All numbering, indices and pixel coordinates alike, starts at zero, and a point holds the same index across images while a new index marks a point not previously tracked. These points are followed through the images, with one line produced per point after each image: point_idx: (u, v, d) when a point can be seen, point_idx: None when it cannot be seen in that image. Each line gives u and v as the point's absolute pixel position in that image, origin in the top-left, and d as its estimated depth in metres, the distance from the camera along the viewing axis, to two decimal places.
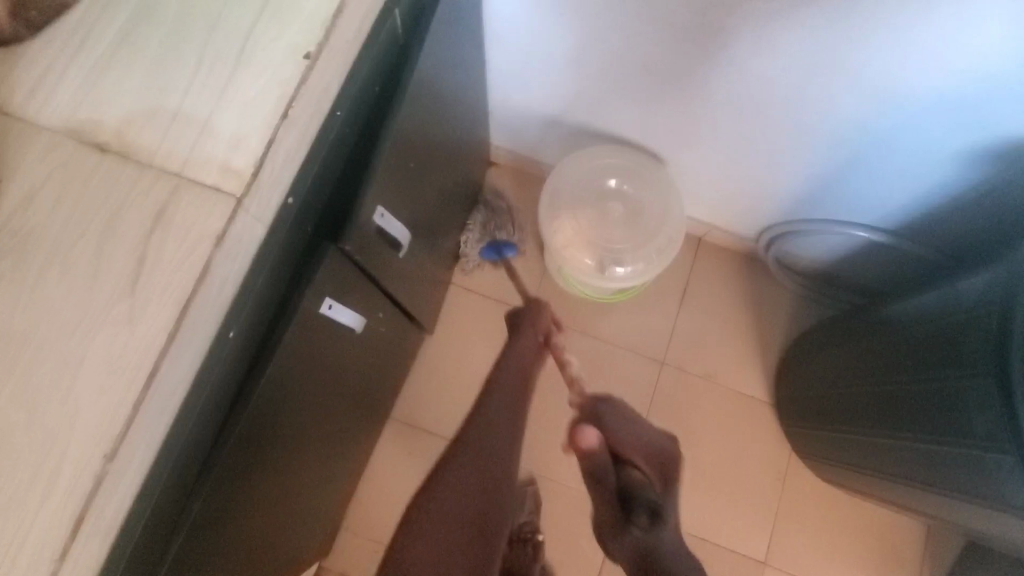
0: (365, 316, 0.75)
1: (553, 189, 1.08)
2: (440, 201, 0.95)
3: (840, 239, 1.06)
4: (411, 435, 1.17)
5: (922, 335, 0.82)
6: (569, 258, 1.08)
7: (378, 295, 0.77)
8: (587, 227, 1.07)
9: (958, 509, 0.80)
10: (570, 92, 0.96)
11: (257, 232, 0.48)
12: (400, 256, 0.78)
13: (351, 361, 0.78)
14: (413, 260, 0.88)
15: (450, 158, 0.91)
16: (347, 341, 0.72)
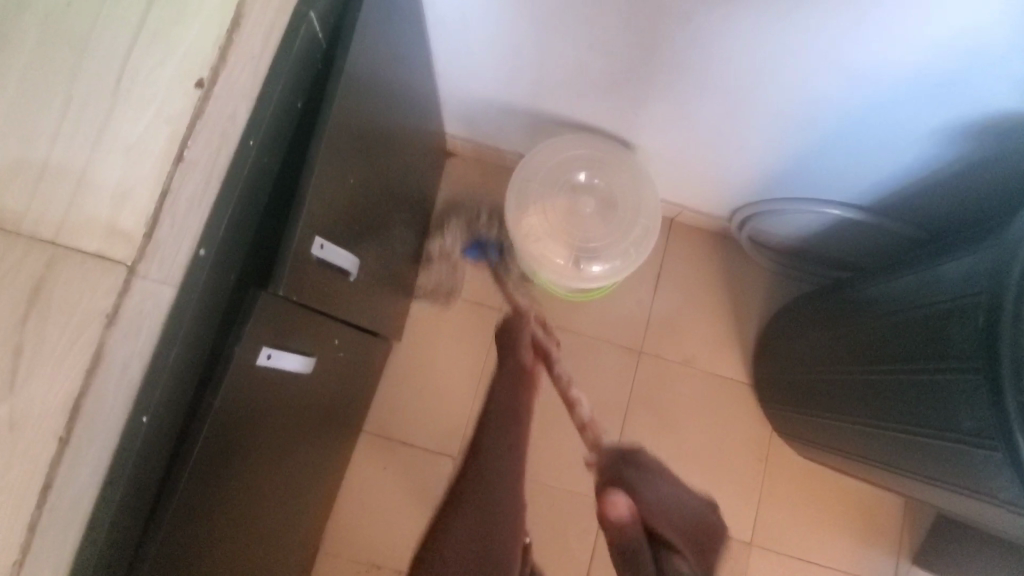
0: (316, 351, 0.68)
1: (521, 183, 0.99)
2: (393, 209, 0.86)
3: (816, 217, 1.02)
4: (386, 448, 1.12)
5: (908, 319, 0.79)
6: (544, 259, 1.00)
7: (331, 325, 0.70)
8: (558, 223, 0.99)
9: (946, 495, 0.78)
10: (524, 78, 0.88)
11: (163, 295, 0.40)
12: (351, 280, 0.70)
13: (308, 399, 0.71)
14: (369, 277, 0.81)
15: (398, 162, 0.83)
16: (297, 382, 0.66)
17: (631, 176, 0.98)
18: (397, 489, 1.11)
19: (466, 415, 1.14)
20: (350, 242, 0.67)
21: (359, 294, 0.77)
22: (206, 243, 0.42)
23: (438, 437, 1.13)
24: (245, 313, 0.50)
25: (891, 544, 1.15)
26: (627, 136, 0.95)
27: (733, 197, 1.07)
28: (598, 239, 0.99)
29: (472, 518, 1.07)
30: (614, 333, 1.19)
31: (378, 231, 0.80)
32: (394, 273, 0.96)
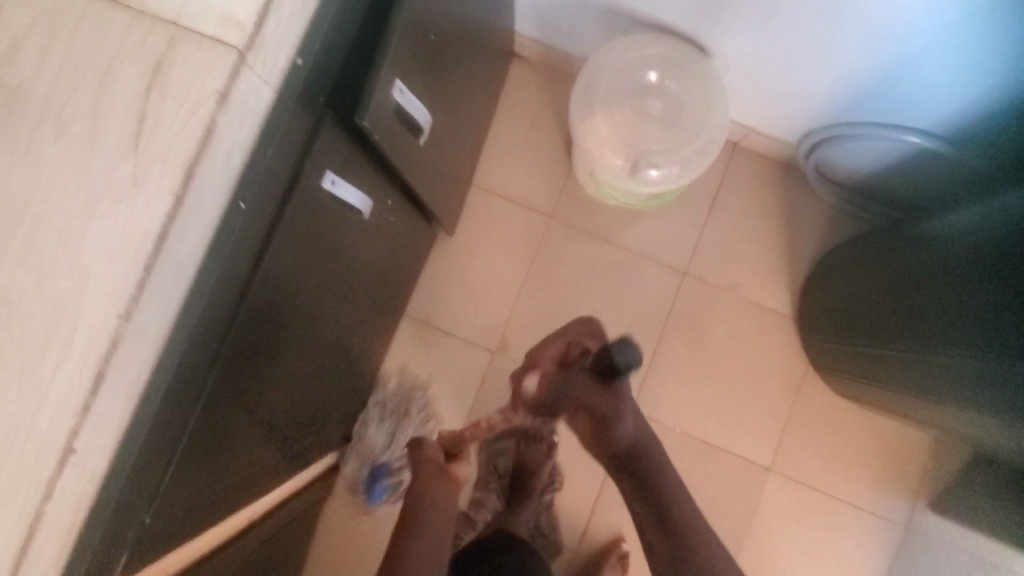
0: (373, 201, 0.73)
1: (588, 84, 1.00)
2: (461, 88, 0.88)
3: (887, 147, 0.98)
4: (428, 335, 1.18)
5: (966, 249, 0.77)
6: (607, 164, 1.01)
7: (384, 181, 0.74)
8: (622, 124, 0.99)
9: (971, 424, 0.78)
10: None
11: (261, 92, 0.45)
12: (419, 142, 0.73)
13: (358, 246, 0.76)
14: (432, 151, 0.83)
15: (472, 41, 0.84)
16: (354, 225, 0.71)
17: (703, 84, 0.95)
18: (435, 373, 1.18)
19: (506, 313, 1.18)
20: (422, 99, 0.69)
21: (422, 160, 0.80)
22: (302, 55, 0.47)
23: (478, 331, 1.18)
24: (315, 131, 0.54)
25: (912, 485, 1.16)
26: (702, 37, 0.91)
27: (804, 120, 1.03)
28: (659, 143, 0.98)
29: None
30: (660, 252, 1.19)
31: (446, 104, 0.82)
32: (452, 160, 0.99)
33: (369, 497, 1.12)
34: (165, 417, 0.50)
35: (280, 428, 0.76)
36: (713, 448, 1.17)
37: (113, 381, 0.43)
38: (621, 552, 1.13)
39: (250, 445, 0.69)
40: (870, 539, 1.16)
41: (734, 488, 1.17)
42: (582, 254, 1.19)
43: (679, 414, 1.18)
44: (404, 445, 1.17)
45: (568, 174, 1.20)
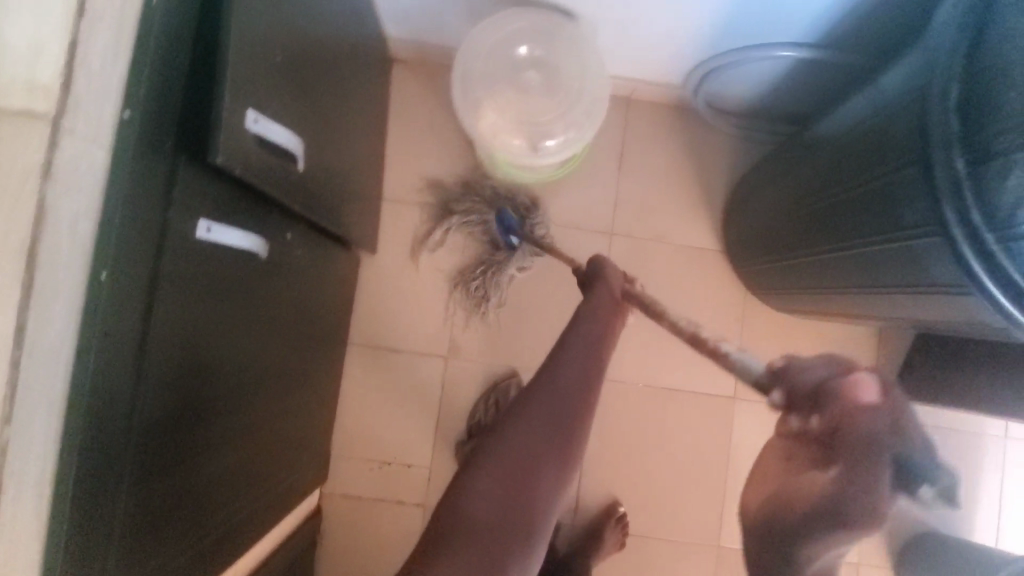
0: (267, 237, 0.71)
1: (465, 66, 0.98)
2: (337, 103, 0.86)
3: (764, 67, 1.02)
4: (378, 356, 1.17)
5: (852, 141, 0.80)
6: (510, 148, 1.01)
7: (275, 215, 0.73)
8: (509, 104, 1.02)
9: (899, 302, 0.81)
10: None
11: (93, 153, 0.43)
12: (296, 168, 0.72)
13: (269, 284, 0.75)
14: (320, 175, 0.82)
15: (336, 55, 0.83)
16: (252, 267, 0.69)
17: (575, 49, 0.97)
18: (394, 391, 1.16)
19: (450, 314, 1.18)
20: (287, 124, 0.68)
21: (310, 184, 0.78)
22: (129, 105, 0.46)
23: (425, 340, 1.18)
24: (171, 182, 0.52)
25: None
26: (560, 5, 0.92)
27: (683, 59, 1.06)
28: (548, 113, 1.01)
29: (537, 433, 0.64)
30: (582, 219, 1.21)
31: (323, 124, 0.81)
32: (351, 178, 0.97)
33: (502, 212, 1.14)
34: (82, 509, 0.47)
35: (236, 485, 0.74)
36: (678, 392, 1.20)
37: (14, 490, 0.41)
38: (618, 515, 1.15)
39: (201, 511, 0.66)
40: None
41: (708, 423, 1.20)
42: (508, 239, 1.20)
43: (639, 369, 1.20)
44: (382, 472, 1.15)
45: (475, 165, 1.20)
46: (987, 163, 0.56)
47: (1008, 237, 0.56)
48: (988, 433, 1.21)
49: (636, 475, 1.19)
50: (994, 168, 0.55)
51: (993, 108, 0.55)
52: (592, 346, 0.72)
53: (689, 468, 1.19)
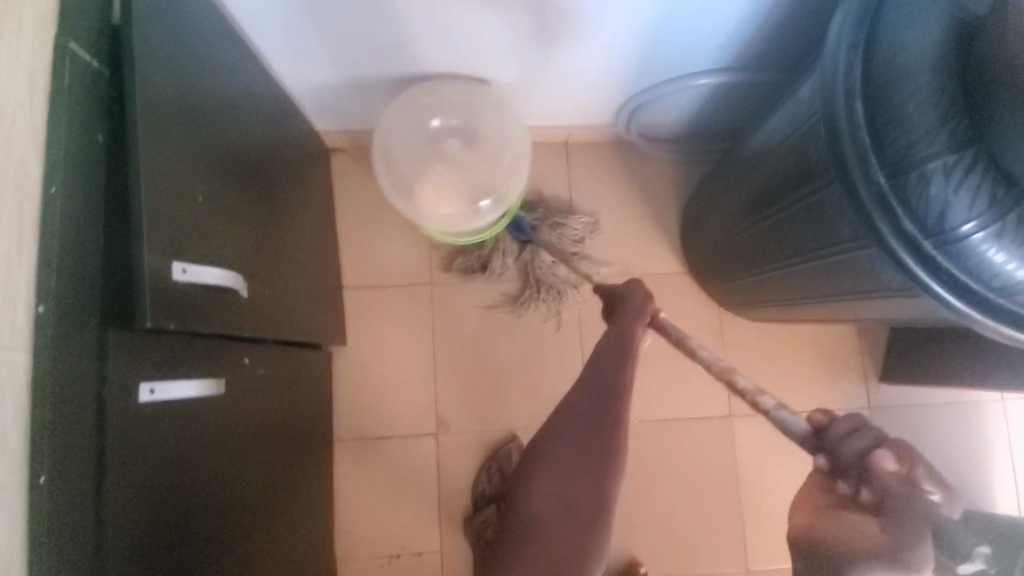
0: (224, 372, 0.69)
1: (384, 146, 1.02)
2: (276, 216, 0.86)
3: (686, 96, 1.04)
4: (366, 447, 1.14)
5: (777, 161, 0.81)
6: (440, 214, 1.04)
7: (228, 345, 0.71)
8: (434, 174, 1.04)
9: (860, 304, 0.82)
10: (354, 57, 0.88)
11: (12, 359, 0.42)
12: (241, 297, 0.71)
13: (236, 416, 0.73)
14: (269, 292, 0.81)
15: (268, 170, 0.83)
16: (212, 407, 0.67)
17: (486, 112, 1.01)
18: (389, 480, 1.13)
19: (432, 390, 1.16)
20: (221, 260, 0.67)
21: (258, 305, 0.77)
22: (42, 299, 0.45)
23: (411, 421, 1.15)
24: (105, 357, 0.51)
25: (856, 368, 1.22)
26: (479, 71, 0.94)
27: (609, 100, 1.08)
28: (478, 176, 1.04)
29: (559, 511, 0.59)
30: None
31: (264, 242, 0.80)
32: (305, 282, 0.96)
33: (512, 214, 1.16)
34: None
35: None
36: (673, 421, 1.19)
37: None
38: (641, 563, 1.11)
39: None
40: None
41: (710, 448, 1.19)
42: (475, 303, 1.19)
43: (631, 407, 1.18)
44: (392, 566, 1.11)
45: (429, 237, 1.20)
46: (904, 177, 0.57)
47: (943, 242, 0.57)
48: (986, 402, 1.21)
49: (651, 516, 1.16)
50: (912, 179, 0.56)
51: (896, 124, 0.56)
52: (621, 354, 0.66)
53: (701, 497, 1.17)
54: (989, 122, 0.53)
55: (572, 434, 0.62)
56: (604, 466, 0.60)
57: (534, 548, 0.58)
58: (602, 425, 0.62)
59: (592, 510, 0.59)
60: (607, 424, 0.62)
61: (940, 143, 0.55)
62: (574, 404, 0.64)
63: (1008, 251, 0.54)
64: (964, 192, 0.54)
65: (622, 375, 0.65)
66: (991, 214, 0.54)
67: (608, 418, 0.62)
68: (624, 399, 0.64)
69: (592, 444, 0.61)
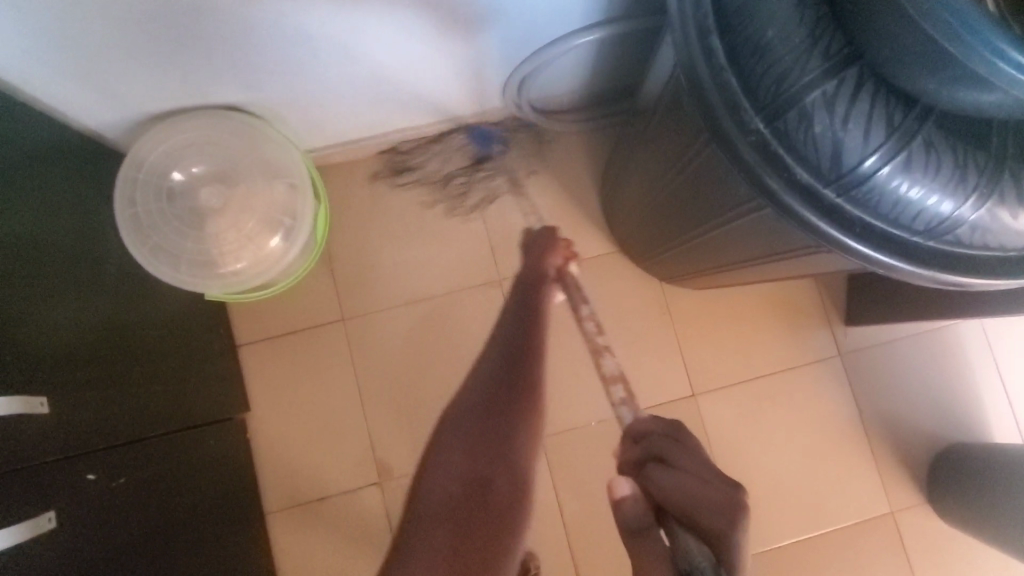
0: (54, 501, 0.61)
1: (139, 229, 0.85)
2: (96, 303, 0.74)
3: (568, 62, 0.93)
4: (306, 513, 1.03)
5: (663, 119, 0.69)
6: (230, 276, 0.89)
7: (47, 468, 0.62)
8: (208, 233, 0.90)
9: (787, 265, 0.72)
10: (151, 86, 0.77)
11: None
12: (33, 415, 0.60)
13: (87, 547, 0.63)
14: (97, 391, 0.71)
15: (69, 249, 0.73)
16: (35, 553, 0.56)
17: (238, 140, 0.89)
18: (338, 543, 1.03)
19: (366, 436, 1.05)
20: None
21: (81, 420, 0.68)
22: None
23: (351, 474, 1.05)
24: None
25: (818, 316, 1.12)
26: (311, 79, 0.84)
27: (483, 82, 0.97)
28: (259, 214, 0.91)
29: (471, 461, 0.61)
30: (464, 277, 1.10)
31: (83, 335, 0.70)
32: (177, 363, 0.87)
33: (473, 126, 1.08)
34: None
35: None
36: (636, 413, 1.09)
37: None
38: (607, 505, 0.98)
39: None
40: (822, 386, 1.11)
41: None
42: (394, 333, 1.08)
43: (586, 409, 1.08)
44: None
45: (331, 270, 1.08)
46: (784, 117, 0.45)
47: (845, 188, 0.46)
48: (965, 325, 1.12)
49: None
50: (792, 120, 0.45)
51: (760, 56, 0.46)
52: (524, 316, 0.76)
53: None
54: (865, 32, 0.43)
55: (479, 406, 0.66)
56: (513, 420, 0.65)
57: (444, 518, 0.56)
58: (509, 383, 0.68)
59: (507, 466, 0.62)
60: (514, 383, 0.68)
61: (813, 69, 0.44)
62: (477, 379, 0.70)
63: (921, 185, 0.44)
64: (854, 123, 0.44)
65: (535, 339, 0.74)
66: (893, 143, 0.43)
67: (515, 378, 0.69)
68: (531, 359, 0.71)
69: (501, 402, 0.67)
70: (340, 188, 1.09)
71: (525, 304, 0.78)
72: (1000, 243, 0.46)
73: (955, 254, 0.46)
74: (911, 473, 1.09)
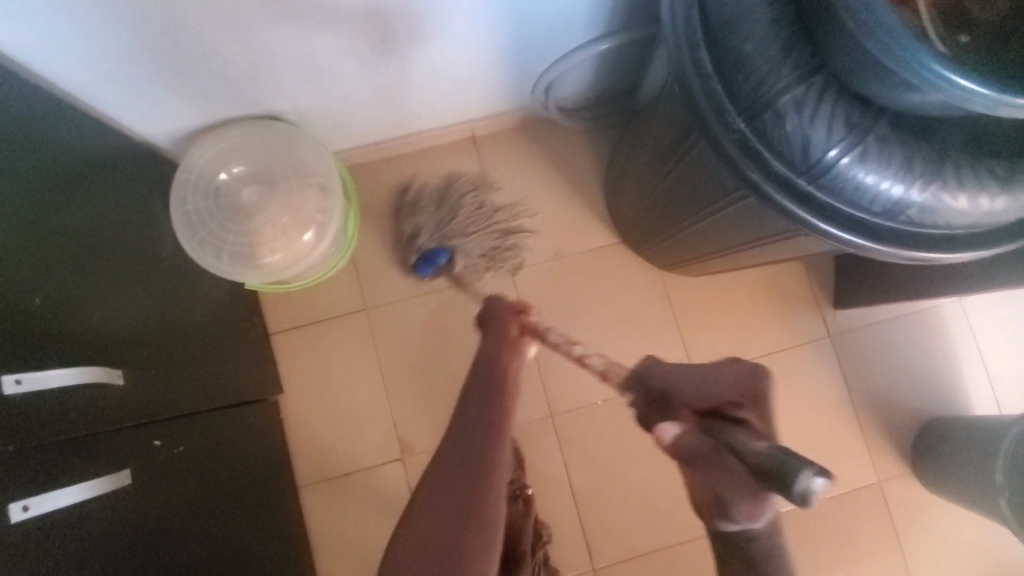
0: (130, 461, 0.70)
1: (190, 224, 0.94)
2: (150, 292, 0.83)
3: (575, 69, 1.01)
4: (332, 487, 1.12)
5: (659, 120, 0.77)
6: (267, 266, 0.98)
7: (120, 433, 0.70)
8: (248, 228, 0.97)
9: (771, 250, 0.80)
10: (198, 95, 0.87)
11: None
12: (110, 385, 0.70)
13: (156, 503, 0.71)
14: (158, 368, 0.80)
15: (129, 239, 0.82)
16: (117, 499, 0.66)
17: (278, 143, 0.98)
18: (364, 514, 1.11)
19: (389, 416, 1.14)
20: (76, 359, 0.66)
21: (146, 393, 0.76)
22: None
23: (375, 451, 1.13)
24: None
25: (809, 300, 1.20)
26: (341, 85, 0.93)
27: (494, 87, 1.06)
28: (294, 212, 0.99)
29: None
30: (478, 268, 1.18)
31: (144, 319, 0.80)
32: (218, 347, 0.95)
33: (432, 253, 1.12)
34: None
35: None
36: None
37: None
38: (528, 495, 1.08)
39: None
40: (813, 366, 1.18)
41: None
42: (413, 321, 1.16)
43: (593, 390, 1.16)
44: None
45: (354, 263, 1.17)
46: (761, 117, 0.54)
47: (814, 176, 0.54)
48: (947, 307, 1.20)
49: (634, 493, 1.14)
50: (768, 120, 0.53)
51: (741, 65, 0.54)
52: (496, 395, 0.62)
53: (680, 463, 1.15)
54: (828, 45, 0.51)
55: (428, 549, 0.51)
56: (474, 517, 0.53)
57: None
58: (461, 523, 0.52)
59: None
60: (467, 524, 0.52)
61: (785, 77, 0.52)
62: (432, 502, 0.54)
63: (876, 173, 0.52)
64: (819, 122, 0.52)
65: (504, 401, 0.62)
66: (852, 138, 0.51)
67: (477, 485, 0.55)
68: (492, 473, 0.56)
69: (460, 527, 0.52)
70: (363, 187, 1.18)
71: (492, 389, 0.63)
72: (946, 222, 0.54)
73: (907, 231, 0.55)
74: (897, 445, 1.17)
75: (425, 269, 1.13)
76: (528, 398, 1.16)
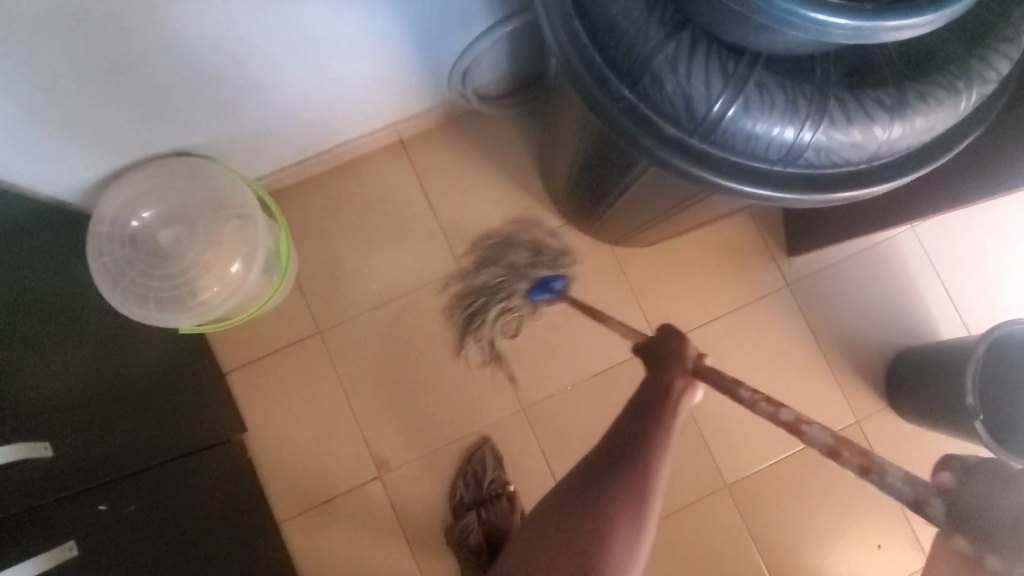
0: (73, 531, 0.68)
1: (113, 276, 0.91)
2: (79, 354, 0.80)
3: (485, 56, 0.98)
4: (314, 516, 1.10)
5: (563, 98, 0.75)
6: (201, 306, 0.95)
7: (59, 505, 0.68)
8: (175, 271, 0.95)
9: (697, 211, 0.79)
10: (96, 145, 0.84)
11: None
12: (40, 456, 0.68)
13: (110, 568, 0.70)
14: (95, 430, 0.78)
15: (50, 305, 0.80)
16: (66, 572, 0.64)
17: (189, 181, 0.95)
18: (349, 538, 1.10)
19: (360, 436, 1.12)
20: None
21: (84, 459, 0.74)
22: None
23: (351, 473, 1.11)
24: None
25: (763, 252, 1.19)
26: (245, 111, 0.90)
27: (409, 88, 1.03)
28: (218, 247, 0.96)
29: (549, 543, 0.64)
30: (428, 274, 1.16)
31: (74, 383, 0.77)
32: (166, 398, 0.93)
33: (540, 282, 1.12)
34: None
35: None
36: (607, 372, 1.15)
37: None
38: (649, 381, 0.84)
39: None
40: (777, 316, 1.17)
41: None
42: (369, 335, 1.14)
43: (561, 376, 1.15)
44: None
45: (299, 287, 1.14)
46: (640, 81, 0.51)
47: (705, 133, 0.52)
48: (901, 236, 1.19)
49: None
50: (647, 83, 0.51)
51: (611, 32, 0.52)
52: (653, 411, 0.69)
53: None
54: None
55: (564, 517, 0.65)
56: (609, 517, 0.63)
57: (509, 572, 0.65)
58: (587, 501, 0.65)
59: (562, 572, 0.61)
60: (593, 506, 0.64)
61: (654, 36, 0.50)
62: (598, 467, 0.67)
63: (764, 121, 0.50)
64: (696, 76, 0.50)
65: (645, 438, 0.67)
66: (732, 88, 0.49)
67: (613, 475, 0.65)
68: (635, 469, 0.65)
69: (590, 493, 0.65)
70: (296, 208, 1.15)
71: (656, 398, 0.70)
72: (845, 159, 0.52)
73: (807, 174, 0.53)
74: (872, 383, 1.16)
75: (540, 294, 1.12)
76: (498, 396, 1.14)
